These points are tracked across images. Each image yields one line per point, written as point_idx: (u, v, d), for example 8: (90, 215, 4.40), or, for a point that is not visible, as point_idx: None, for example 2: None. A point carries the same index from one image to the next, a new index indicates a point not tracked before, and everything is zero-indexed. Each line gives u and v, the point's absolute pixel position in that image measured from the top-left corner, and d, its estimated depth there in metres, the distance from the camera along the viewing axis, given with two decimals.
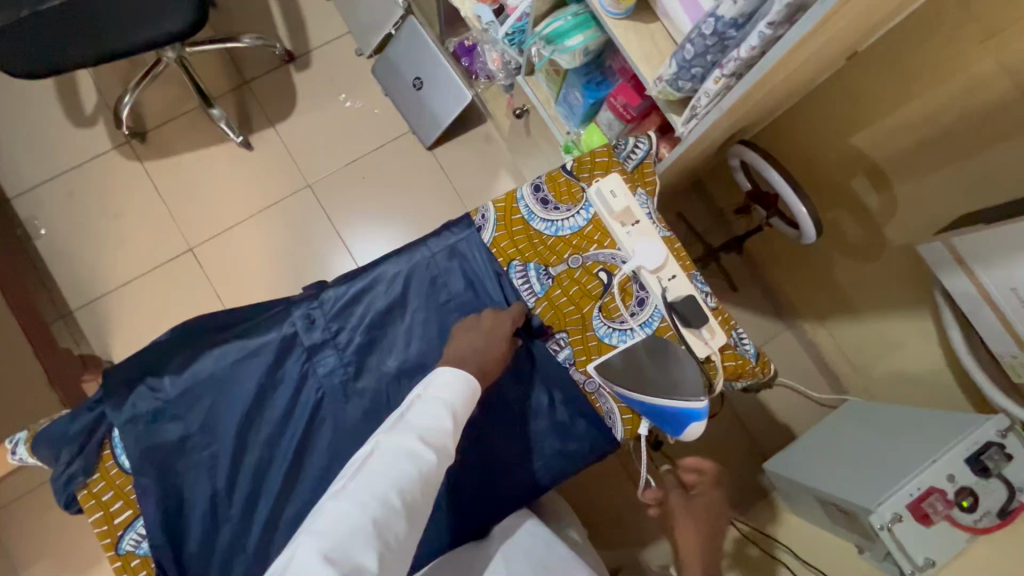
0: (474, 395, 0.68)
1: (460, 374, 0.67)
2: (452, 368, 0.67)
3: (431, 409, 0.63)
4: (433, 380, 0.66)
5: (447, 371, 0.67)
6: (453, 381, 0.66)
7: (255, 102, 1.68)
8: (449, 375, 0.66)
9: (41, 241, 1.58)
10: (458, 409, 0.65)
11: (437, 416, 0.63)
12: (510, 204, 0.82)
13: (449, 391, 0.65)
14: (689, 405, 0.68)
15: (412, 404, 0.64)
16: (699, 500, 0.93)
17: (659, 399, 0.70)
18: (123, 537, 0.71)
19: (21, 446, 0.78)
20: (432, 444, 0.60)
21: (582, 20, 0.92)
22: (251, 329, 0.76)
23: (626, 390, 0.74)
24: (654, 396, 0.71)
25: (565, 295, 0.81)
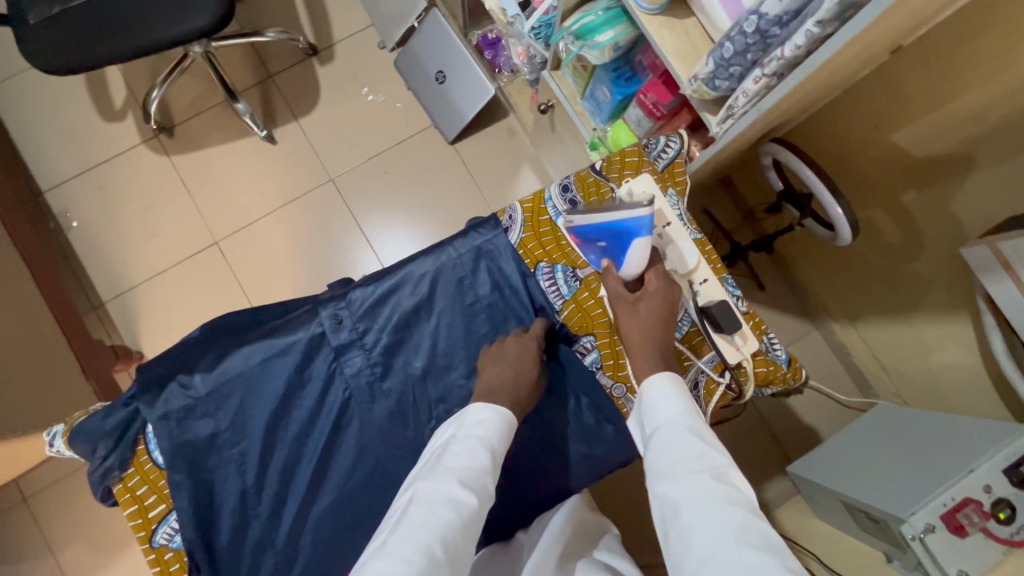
0: (509, 432, 0.68)
1: (495, 410, 0.68)
2: (486, 406, 0.68)
3: (467, 449, 0.63)
4: (466, 420, 0.67)
5: (479, 409, 0.68)
6: (488, 419, 0.67)
7: (279, 96, 1.69)
8: (482, 412, 0.67)
9: (73, 234, 1.62)
10: (495, 446, 0.65)
11: (475, 456, 0.63)
12: (537, 204, 0.81)
13: (484, 429, 0.66)
14: (629, 216, 0.65)
15: (447, 447, 0.64)
16: (645, 305, 0.72)
17: (605, 214, 0.68)
18: (157, 530, 0.73)
19: (58, 439, 0.80)
20: (472, 486, 0.60)
21: (612, 15, 0.90)
22: (279, 328, 0.76)
23: (580, 216, 0.73)
24: (601, 212, 0.69)
25: (593, 297, 0.79)
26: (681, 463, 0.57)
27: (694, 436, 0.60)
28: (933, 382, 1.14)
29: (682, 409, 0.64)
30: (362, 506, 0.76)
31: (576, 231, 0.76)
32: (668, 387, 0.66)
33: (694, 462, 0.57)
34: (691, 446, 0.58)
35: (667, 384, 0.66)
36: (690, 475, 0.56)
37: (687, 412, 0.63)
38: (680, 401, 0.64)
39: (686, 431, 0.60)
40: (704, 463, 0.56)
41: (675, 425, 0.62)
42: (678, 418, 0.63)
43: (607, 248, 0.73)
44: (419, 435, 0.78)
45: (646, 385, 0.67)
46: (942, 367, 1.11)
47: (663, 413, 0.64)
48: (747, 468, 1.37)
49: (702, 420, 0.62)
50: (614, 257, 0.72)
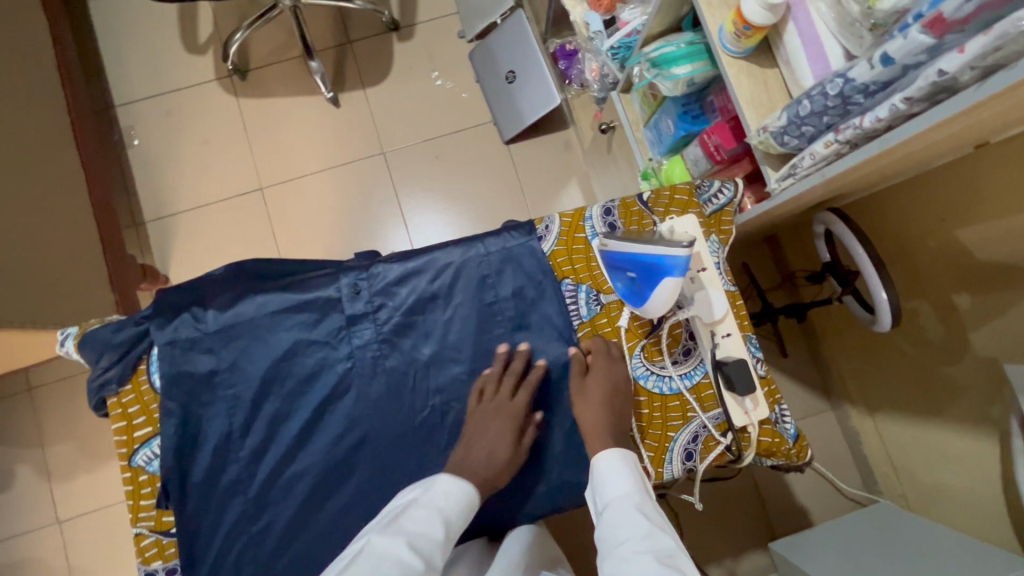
0: (470, 509, 0.65)
1: (460, 484, 0.66)
2: (452, 478, 0.66)
3: (424, 514, 0.61)
4: (432, 486, 0.65)
5: (445, 479, 0.66)
6: (451, 489, 0.65)
7: (352, 62, 1.73)
8: (448, 484, 0.65)
9: (132, 150, 1.68)
10: (452, 519, 0.62)
11: (430, 523, 0.60)
12: (576, 221, 0.79)
13: (446, 499, 0.64)
14: (661, 255, 0.62)
15: (406, 509, 0.62)
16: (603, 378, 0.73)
17: (636, 246, 0.65)
18: (138, 451, 0.74)
19: (69, 340, 0.82)
20: (421, 551, 0.57)
21: (693, 50, 0.89)
22: (297, 284, 0.78)
23: (614, 244, 0.70)
24: (632, 244, 0.65)
25: (610, 325, 0.78)
26: (627, 544, 0.55)
27: (641, 516, 0.58)
28: (947, 495, 1.07)
29: (632, 488, 0.63)
30: (342, 474, 0.74)
31: (609, 257, 0.74)
32: (620, 461, 0.65)
33: (640, 544, 0.55)
34: (638, 527, 0.57)
35: (617, 460, 0.65)
36: (633, 555, 0.53)
37: (637, 491, 0.62)
38: (630, 478, 0.64)
39: (633, 510, 0.59)
40: (650, 545, 0.54)
41: (623, 502, 0.61)
42: (628, 497, 0.61)
43: (635, 280, 0.69)
44: (409, 420, 0.75)
45: (597, 459, 0.66)
46: (959, 483, 1.04)
47: (613, 489, 0.63)
48: (728, 533, 1.33)
49: (652, 500, 0.61)
50: (639, 290, 0.69)
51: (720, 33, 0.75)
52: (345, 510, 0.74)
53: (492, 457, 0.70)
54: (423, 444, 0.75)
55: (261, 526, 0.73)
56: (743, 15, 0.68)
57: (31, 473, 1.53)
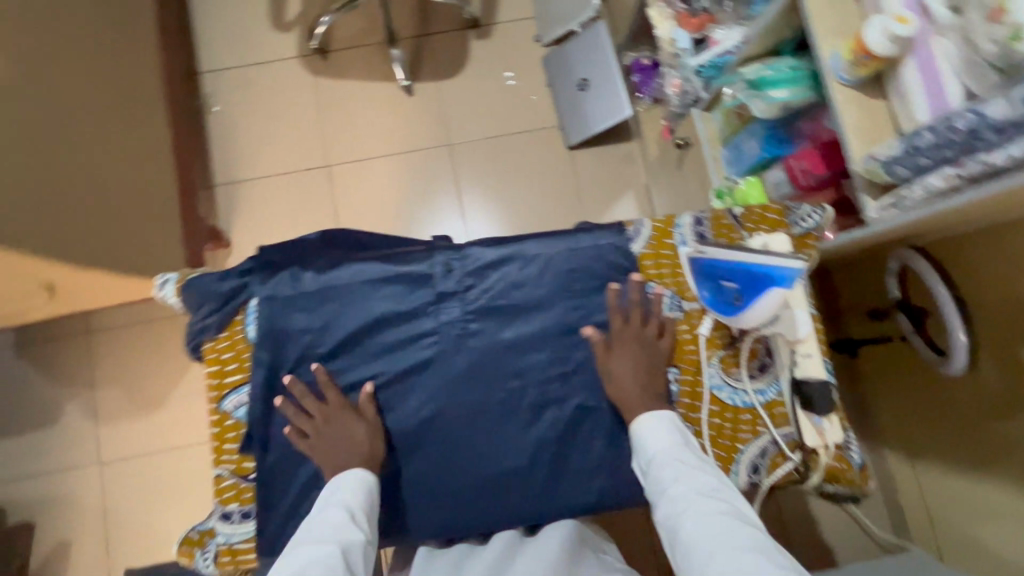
0: (370, 489, 0.70)
1: (355, 473, 0.71)
2: (348, 471, 0.71)
3: (328, 510, 0.66)
4: (331, 489, 0.69)
5: (341, 477, 0.70)
6: (345, 483, 0.70)
7: (430, 54, 1.78)
8: (344, 480, 0.70)
9: (211, 116, 1.74)
10: (355, 506, 0.67)
11: (335, 520, 0.65)
12: (667, 228, 0.81)
13: (345, 494, 0.68)
14: (781, 267, 0.65)
15: (313, 517, 0.66)
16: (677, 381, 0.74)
17: (751, 256, 0.67)
18: (227, 396, 0.77)
19: (168, 285, 0.86)
20: (332, 542, 0.62)
21: (795, 75, 0.91)
22: (393, 256, 0.81)
23: (716, 253, 0.72)
24: (745, 254, 0.68)
25: (690, 332, 0.79)
26: (676, 487, 0.64)
27: (684, 465, 0.66)
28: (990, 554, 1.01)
29: (673, 442, 0.69)
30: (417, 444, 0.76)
31: (703, 264, 0.76)
32: (655, 419, 0.71)
33: (687, 488, 0.63)
34: (683, 474, 0.65)
35: (656, 419, 0.72)
36: (684, 495, 0.62)
37: (677, 444, 0.69)
38: (671, 432, 0.70)
39: (677, 461, 0.67)
40: (696, 486, 0.63)
41: (664, 455, 0.68)
42: (670, 451, 0.68)
43: (735, 290, 0.72)
44: (486, 400, 0.78)
45: (636, 422, 0.72)
46: (1004, 545, 0.98)
47: (654, 444, 0.70)
48: None
49: (693, 449, 0.69)
50: (739, 299, 0.71)
51: (833, 61, 0.77)
52: (419, 478, 0.76)
53: (354, 439, 0.74)
54: (498, 424, 0.77)
55: None
56: (865, 45, 0.70)
57: (79, 414, 1.59)
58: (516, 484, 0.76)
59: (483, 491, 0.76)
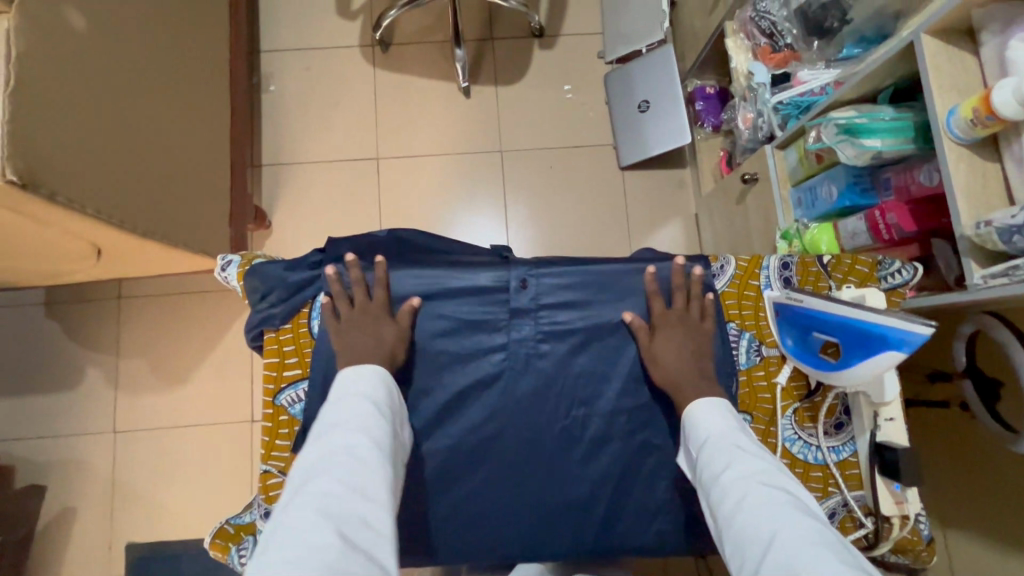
0: (386, 386, 0.68)
1: (365, 367, 0.67)
2: (354, 367, 0.67)
3: (350, 402, 0.63)
4: (345, 385, 0.66)
5: (351, 374, 0.66)
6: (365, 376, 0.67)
7: (491, 58, 1.76)
8: (357, 376, 0.66)
9: (266, 95, 1.73)
10: (376, 400, 0.65)
11: (358, 411, 0.62)
12: (753, 268, 0.79)
13: (363, 391, 0.65)
14: (891, 328, 0.60)
15: (328, 408, 0.63)
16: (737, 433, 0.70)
17: (856, 312, 0.62)
18: (284, 390, 0.75)
19: (230, 267, 0.83)
20: (358, 433, 0.60)
21: (899, 125, 0.88)
22: (468, 265, 0.78)
23: (815, 302, 0.68)
24: (849, 308, 0.63)
25: (766, 380, 0.76)
26: (720, 469, 0.59)
27: (715, 441, 0.61)
28: None
29: (729, 426, 0.64)
30: (474, 463, 0.74)
31: (793, 312, 0.71)
32: (712, 406, 0.66)
33: (727, 466, 0.59)
34: (718, 452, 0.60)
35: (706, 406, 0.67)
36: (730, 474, 0.58)
37: (717, 423, 0.64)
38: (713, 413, 0.65)
39: (712, 440, 0.62)
40: (733, 461, 0.59)
41: (704, 436, 0.63)
42: (709, 430, 0.63)
43: (835, 344, 0.67)
44: (549, 426, 0.75)
45: (688, 409, 0.68)
46: None
47: (697, 428, 0.65)
48: None
49: (746, 432, 0.64)
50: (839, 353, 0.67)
51: (949, 116, 0.74)
52: (472, 500, 0.74)
53: (381, 340, 0.72)
54: (559, 453, 0.74)
55: None
56: (991, 104, 0.68)
57: (100, 379, 1.57)
58: (571, 517, 0.74)
59: (537, 520, 0.73)
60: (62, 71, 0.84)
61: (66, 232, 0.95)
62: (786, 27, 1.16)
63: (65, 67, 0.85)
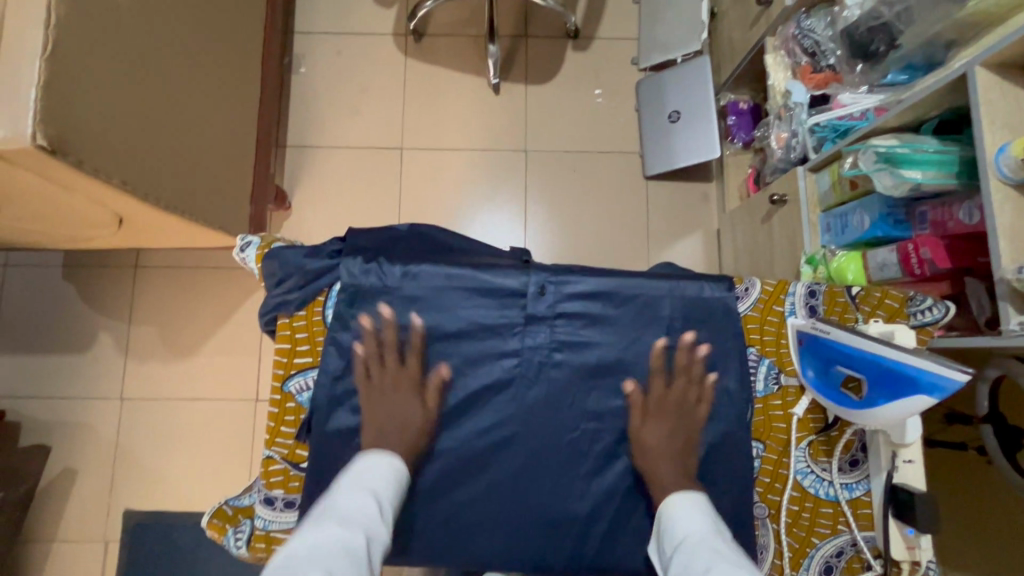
0: (398, 480, 0.68)
1: (383, 456, 0.68)
2: (372, 454, 0.69)
3: (357, 493, 0.63)
4: (357, 471, 0.66)
5: (368, 460, 0.68)
6: (377, 464, 0.67)
7: (524, 57, 1.74)
8: (372, 462, 0.67)
9: (296, 76, 1.73)
10: (381, 492, 0.65)
11: (362, 501, 0.62)
12: (778, 293, 0.76)
13: (373, 478, 0.66)
14: (927, 372, 0.57)
15: (335, 494, 0.63)
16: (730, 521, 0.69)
17: (892, 350, 0.60)
18: (293, 377, 0.74)
19: (249, 249, 0.83)
20: (354, 524, 0.59)
21: (942, 158, 0.86)
22: (487, 267, 0.77)
23: (846, 336, 0.65)
24: (884, 346, 0.60)
25: (783, 409, 0.74)
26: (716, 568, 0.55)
27: (726, 550, 0.59)
28: None
29: (707, 528, 0.62)
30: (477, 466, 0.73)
31: (821, 343, 0.69)
32: (689, 500, 0.65)
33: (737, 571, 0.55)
34: (725, 557, 0.57)
35: (685, 502, 0.66)
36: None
37: (712, 529, 0.62)
38: (703, 516, 0.64)
39: (715, 544, 0.59)
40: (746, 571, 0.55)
41: (702, 538, 0.61)
42: (706, 534, 0.61)
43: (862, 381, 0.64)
44: (557, 435, 0.74)
45: (665, 505, 0.66)
46: None
47: (686, 528, 0.63)
48: None
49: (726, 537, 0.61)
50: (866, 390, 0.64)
51: (998, 154, 0.72)
52: (472, 504, 0.73)
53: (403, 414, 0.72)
54: (564, 464, 0.73)
55: None
56: None
57: (111, 345, 1.58)
58: (571, 528, 0.73)
59: (536, 530, 0.73)
60: (98, 39, 0.84)
61: (91, 200, 0.96)
62: (830, 48, 1.14)
63: (102, 34, 0.84)
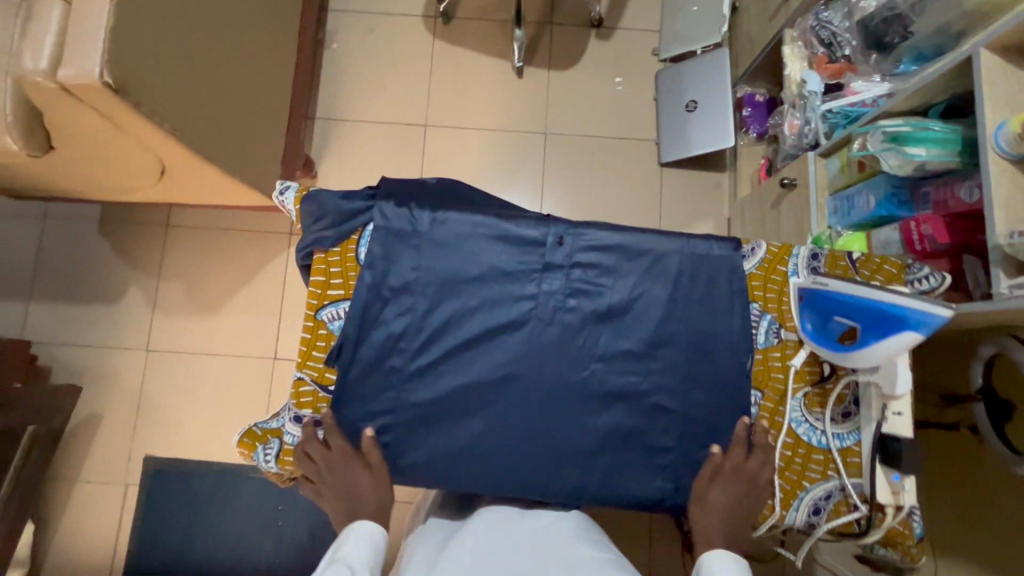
0: (379, 547, 0.78)
1: (370, 532, 0.78)
2: (362, 527, 0.78)
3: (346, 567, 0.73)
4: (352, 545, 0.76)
5: (360, 533, 0.77)
6: (361, 538, 0.77)
7: (548, 42, 1.80)
8: (361, 537, 0.77)
9: (328, 51, 1.80)
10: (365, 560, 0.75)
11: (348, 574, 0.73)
12: (782, 254, 0.81)
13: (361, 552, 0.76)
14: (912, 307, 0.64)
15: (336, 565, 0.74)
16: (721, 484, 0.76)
17: (879, 292, 0.66)
18: (325, 307, 0.80)
19: (288, 192, 0.88)
20: None
21: (946, 137, 0.90)
22: (510, 216, 0.82)
23: (838, 286, 0.70)
24: (873, 289, 0.67)
25: (781, 361, 0.79)
26: None
27: None
28: None
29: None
30: (491, 399, 0.79)
31: (816, 296, 0.74)
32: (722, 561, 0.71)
33: None
34: None
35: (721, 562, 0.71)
36: None
37: None
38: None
39: None
40: None
41: None
42: None
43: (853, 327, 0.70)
44: (567, 375, 0.79)
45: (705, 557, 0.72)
46: None
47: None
48: None
49: None
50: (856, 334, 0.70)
51: (998, 130, 0.77)
52: (485, 436, 0.78)
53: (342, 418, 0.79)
54: (572, 403, 0.78)
55: (406, 418, 0.79)
56: None
57: (139, 298, 1.65)
58: (576, 461, 0.78)
59: (543, 462, 0.78)
60: None
61: (142, 145, 1.03)
62: (845, 38, 1.19)
63: None
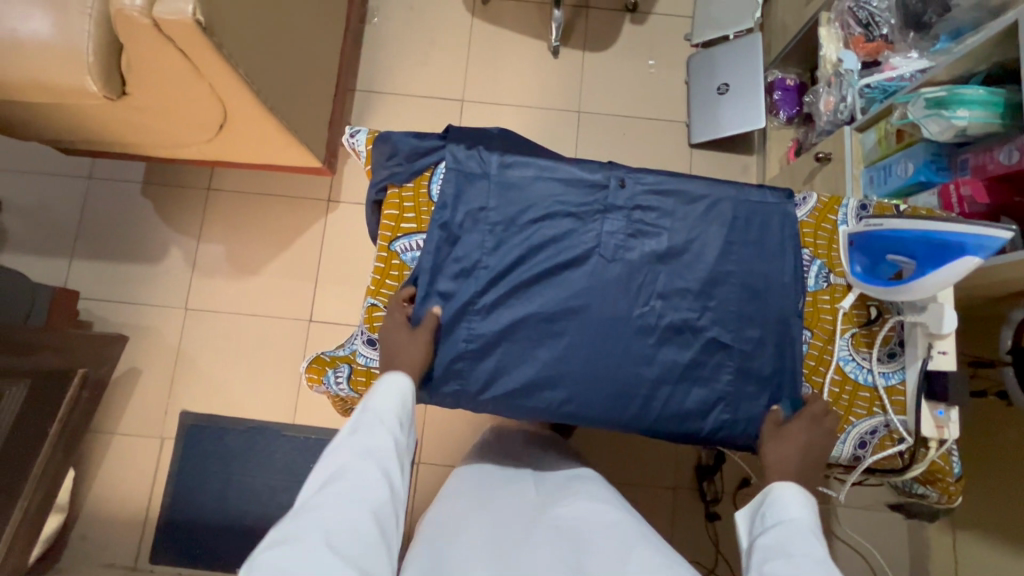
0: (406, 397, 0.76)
1: (397, 383, 0.76)
2: (390, 376, 0.76)
3: (373, 420, 0.73)
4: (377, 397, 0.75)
5: (386, 384, 0.75)
6: (389, 390, 0.75)
7: (584, 24, 1.85)
8: (388, 388, 0.75)
9: (369, 26, 1.84)
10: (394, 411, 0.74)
11: (375, 429, 0.72)
12: (833, 204, 0.87)
13: (389, 403, 0.75)
14: (971, 235, 0.69)
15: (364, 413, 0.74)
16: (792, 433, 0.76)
17: (940, 224, 0.70)
18: (399, 239, 0.85)
19: (359, 135, 0.92)
20: (372, 453, 0.70)
21: (991, 99, 0.93)
22: (574, 160, 0.86)
23: (898, 223, 0.74)
24: (933, 221, 0.70)
25: (830, 303, 0.84)
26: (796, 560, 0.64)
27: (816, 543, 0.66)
28: None
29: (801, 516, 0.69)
30: (555, 330, 0.82)
31: (872, 237, 0.77)
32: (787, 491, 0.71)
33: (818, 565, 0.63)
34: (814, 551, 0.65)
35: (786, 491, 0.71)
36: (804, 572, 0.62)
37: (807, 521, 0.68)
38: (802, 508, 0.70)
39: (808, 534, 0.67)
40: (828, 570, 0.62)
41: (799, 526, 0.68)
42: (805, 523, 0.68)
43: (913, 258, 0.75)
44: (627, 309, 0.83)
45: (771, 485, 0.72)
46: None
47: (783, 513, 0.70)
48: None
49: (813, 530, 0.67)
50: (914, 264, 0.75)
51: None
52: (548, 364, 0.82)
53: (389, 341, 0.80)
54: (632, 335, 0.82)
55: (472, 345, 0.82)
56: None
57: (179, 258, 1.70)
58: (634, 389, 0.81)
59: (603, 389, 0.81)
60: None
61: (212, 92, 1.07)
62: (884, 18, 1.23)
63: None
